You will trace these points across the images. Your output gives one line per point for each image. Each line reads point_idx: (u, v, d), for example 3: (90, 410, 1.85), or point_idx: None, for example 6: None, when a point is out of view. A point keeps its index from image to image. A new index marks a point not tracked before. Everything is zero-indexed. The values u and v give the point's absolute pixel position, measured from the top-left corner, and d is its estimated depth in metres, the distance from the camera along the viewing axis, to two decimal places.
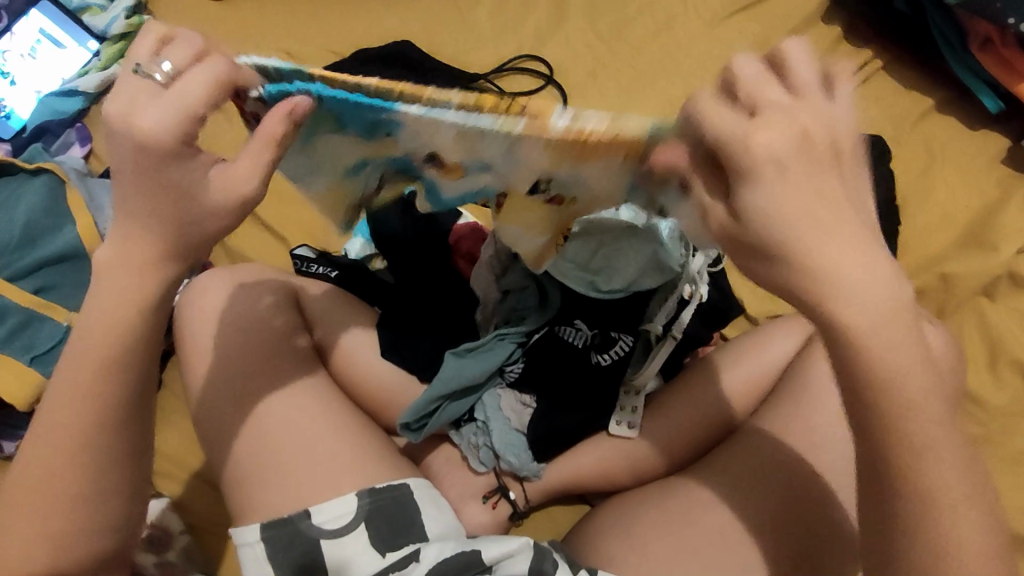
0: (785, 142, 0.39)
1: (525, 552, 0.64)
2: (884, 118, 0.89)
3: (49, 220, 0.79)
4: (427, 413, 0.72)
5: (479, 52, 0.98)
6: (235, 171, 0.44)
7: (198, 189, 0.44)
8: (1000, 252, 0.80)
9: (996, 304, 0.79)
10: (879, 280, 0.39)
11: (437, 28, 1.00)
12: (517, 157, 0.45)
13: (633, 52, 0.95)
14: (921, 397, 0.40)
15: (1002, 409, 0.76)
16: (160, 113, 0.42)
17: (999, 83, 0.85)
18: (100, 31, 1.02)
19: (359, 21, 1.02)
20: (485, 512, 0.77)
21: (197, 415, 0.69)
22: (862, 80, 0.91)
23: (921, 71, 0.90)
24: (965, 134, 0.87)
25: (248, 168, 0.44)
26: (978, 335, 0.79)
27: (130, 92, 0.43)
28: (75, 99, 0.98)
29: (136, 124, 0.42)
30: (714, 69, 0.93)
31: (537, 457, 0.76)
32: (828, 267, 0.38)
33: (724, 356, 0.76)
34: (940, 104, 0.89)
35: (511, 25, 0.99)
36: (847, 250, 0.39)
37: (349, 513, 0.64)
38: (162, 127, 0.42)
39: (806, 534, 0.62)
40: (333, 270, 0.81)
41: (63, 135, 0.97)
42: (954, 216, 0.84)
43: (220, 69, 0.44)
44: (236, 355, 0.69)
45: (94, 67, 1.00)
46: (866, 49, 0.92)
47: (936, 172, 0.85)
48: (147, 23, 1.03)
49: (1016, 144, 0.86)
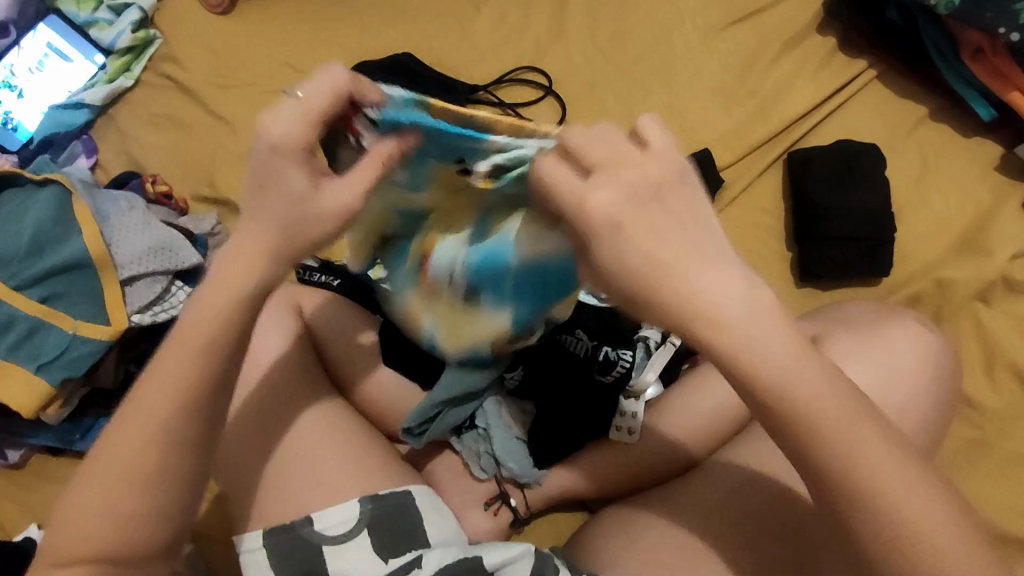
0: (613, 206, 0.43)
1: (527, 559, 0.65)
2: (878, 127, 0.90)
3: (56, 229, 0.80)
4: (428, 419, 0.73)
5: (480, 64, 1.00)
6: (346, 187, 0.48)
7: (312, 204, 0.48)
8: (994, 258, 0.81)
9: (991, 309, 0.81)
10: (742, 336, 0.42)
11: (438, 40, 1.02)
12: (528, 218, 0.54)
13: (631, 64, 0.97)
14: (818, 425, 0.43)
15: (999, 412, 0.77)
16: (289, 131, 0.47)
17: (991, 92, 0.85)
18: (105, 44, 1.03)
19: (361, 33, 1.03)
20: (486, 519, 0.78)
21: None
22: (855, 91, 0.92)
23: (916, 79, 0.91)
24: (960, 142, 0.88)
25: (358, 186, 0.49)
26: (974, 340, 0.80)
27: (272, 114, 0.47)
28: (81, 112, 1.00)
29: (271, 142, 0.47)
30: (711, 80, 0.94)
31: (537, 465, 0.77)
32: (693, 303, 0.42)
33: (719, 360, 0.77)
34: (934, 113, 0.90)
35: (511, 37, 1.00)
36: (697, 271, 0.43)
37: (352, 519, 0.65)
38: (291, 145, 0.47)
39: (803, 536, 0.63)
40: (336, 279, 0.80)
41: (69, 146, 1.00)
42: (951, 222, 0.85)
43: (342, 83, 0.48)
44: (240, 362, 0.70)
45: (100, 81, 1.02)
46: (861, 59, 0.93)
47: (932, 180, 0.87)
48: (152, 37, 1.04)
49: (1010, 152, 0.87)
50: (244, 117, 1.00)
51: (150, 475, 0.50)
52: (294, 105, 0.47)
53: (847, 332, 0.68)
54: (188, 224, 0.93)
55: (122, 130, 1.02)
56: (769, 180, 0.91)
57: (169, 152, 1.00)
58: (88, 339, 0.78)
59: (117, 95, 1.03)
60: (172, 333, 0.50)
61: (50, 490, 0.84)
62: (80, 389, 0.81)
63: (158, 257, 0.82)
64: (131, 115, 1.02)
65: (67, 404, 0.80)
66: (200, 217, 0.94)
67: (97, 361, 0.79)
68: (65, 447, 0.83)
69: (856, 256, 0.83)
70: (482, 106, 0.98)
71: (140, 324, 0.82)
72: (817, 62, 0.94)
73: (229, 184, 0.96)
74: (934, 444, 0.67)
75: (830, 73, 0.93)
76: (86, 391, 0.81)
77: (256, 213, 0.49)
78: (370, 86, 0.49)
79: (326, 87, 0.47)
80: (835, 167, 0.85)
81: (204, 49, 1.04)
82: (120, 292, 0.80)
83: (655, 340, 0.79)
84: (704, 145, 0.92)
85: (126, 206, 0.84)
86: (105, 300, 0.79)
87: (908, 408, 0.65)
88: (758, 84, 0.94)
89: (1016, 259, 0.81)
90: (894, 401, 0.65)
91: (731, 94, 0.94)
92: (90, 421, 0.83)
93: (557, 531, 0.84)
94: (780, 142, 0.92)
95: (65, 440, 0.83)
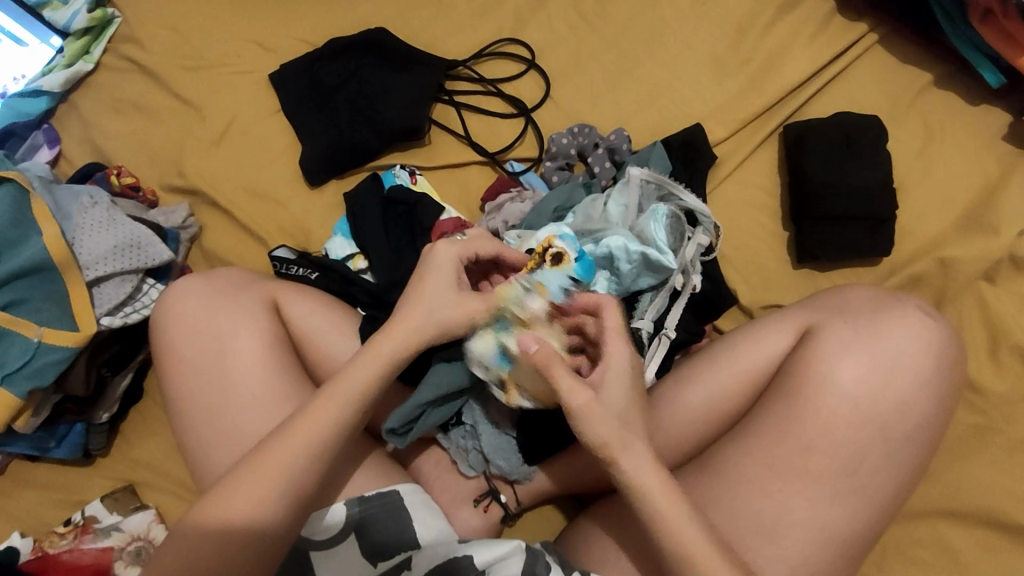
0: (621, 356, 0.61)
1: (519, 556, 0.66)
2: (881, 96, 0.85)
3: (15, 231, 0.76)
4: (411, 418, 0.71)
5: (458, 38, 0.95)
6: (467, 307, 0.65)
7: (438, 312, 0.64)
8: (999, 236, 0.77)
9: (996, 289, 0.77)
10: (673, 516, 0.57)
11: (413, 12, 0.96)
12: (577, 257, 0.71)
13: (617, 35, 0.92)
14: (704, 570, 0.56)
15: (1003, 397, 0.74)
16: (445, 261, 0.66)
17: (1000, 57, 0.81)
18: (61, 26, 0.97)
19: (332, 7, 0.98)
20: (477, 516, 0.77)
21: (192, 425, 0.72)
22: (855, 56, 0.87)
23: (920, 45, 0.86)
24: (966, 111, 0.84)
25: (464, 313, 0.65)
26: (979, 323, 0.77)
27: (468, 242, 0.68)
28: (40, 100, 0.95)
29: (430, 266, 0.66)
30: (702, 51, 0.90)
31: (526, 461, 0.75)
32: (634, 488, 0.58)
33: (720, 346, 0.71)
34: (939, 79, 0.85)
35: (490, 8, 0.95)
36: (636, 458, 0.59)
37: (340, 522, 0.69)
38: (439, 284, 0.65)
39: (807, 542, 0.61)
40: (313, 271, 0.84)
41: (30, 138, 0.95)
42: (955, 197, 0.80)
43: (469, 250, 0.67)
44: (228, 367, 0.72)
45: (58, 65, 0.96)
46: (861, 22, 0.88)
47: (936, 152, 0.82)
48: (111, 16, 0.99)
49: (1019, 120, 0.83)
50: (210, 100, 0.95)
51: (226, 494, 0.60)
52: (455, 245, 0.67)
53: (846, 324, 0.65)
54: (158, 218, 0.88)
55: (84, 117, 0.97)
56: (766, 154, 0.86)
57: (135, 141, 0.95)
58: (55, 346, 0.74)
59: (76, 80, 0.98)
60: (278, 447, 0.61)
61: (29, 497, 0.82)
62: (51, 397, 0.77)
63: (127, 255, 0.79)
64: (93, 101, 0.97)
65: (37, 413, 0.77)
66: (170, 208, 0.90)
67: (66, 368, 0.76)
68: (42, 454, 0.81)
69: (855, 237, 0.79)
70: (461, 82, 0.94)
71: (111, 326, 0.78)
72: (814, 27, 0.89)
73: (198, 172, 0.92)
74: (937, 439, 0.65)
75: (828, 39, 0.88)
76: (58, 399, 0.78)
77: (417, 299, 0.65)
78: (489, 244, 0.69)
79: (458, 249, 0.67)
80: (831, 141, 0.81)
81: (167, 29, 0.98)
82: (87, 295, 0.76)
83: (647, 329, 0.74)
84: (695, 119, 0.87)
85: (89, 202, 0.81)
86: (73, 304, 0.76)
87: (907, 407, 0.62)
88: (752, 53, 0.89)
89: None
90: (891, 398, 0.62)
91: (723, 65, 0.89)
92: (65, 428, 0.80)
93: (549, 527, 0.82)
94: (776, 113, 0.87)
95: (40, 447, 0.81)
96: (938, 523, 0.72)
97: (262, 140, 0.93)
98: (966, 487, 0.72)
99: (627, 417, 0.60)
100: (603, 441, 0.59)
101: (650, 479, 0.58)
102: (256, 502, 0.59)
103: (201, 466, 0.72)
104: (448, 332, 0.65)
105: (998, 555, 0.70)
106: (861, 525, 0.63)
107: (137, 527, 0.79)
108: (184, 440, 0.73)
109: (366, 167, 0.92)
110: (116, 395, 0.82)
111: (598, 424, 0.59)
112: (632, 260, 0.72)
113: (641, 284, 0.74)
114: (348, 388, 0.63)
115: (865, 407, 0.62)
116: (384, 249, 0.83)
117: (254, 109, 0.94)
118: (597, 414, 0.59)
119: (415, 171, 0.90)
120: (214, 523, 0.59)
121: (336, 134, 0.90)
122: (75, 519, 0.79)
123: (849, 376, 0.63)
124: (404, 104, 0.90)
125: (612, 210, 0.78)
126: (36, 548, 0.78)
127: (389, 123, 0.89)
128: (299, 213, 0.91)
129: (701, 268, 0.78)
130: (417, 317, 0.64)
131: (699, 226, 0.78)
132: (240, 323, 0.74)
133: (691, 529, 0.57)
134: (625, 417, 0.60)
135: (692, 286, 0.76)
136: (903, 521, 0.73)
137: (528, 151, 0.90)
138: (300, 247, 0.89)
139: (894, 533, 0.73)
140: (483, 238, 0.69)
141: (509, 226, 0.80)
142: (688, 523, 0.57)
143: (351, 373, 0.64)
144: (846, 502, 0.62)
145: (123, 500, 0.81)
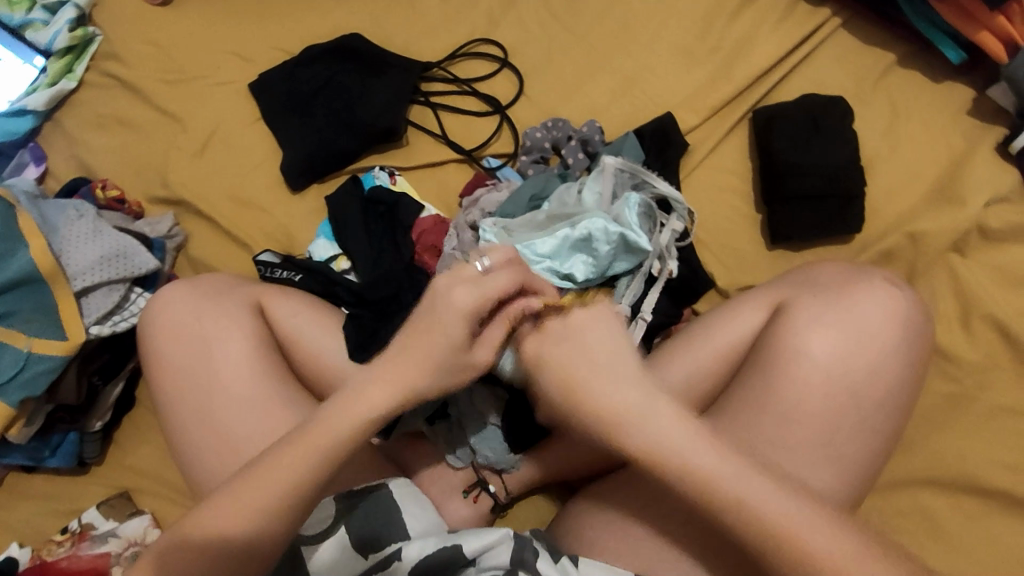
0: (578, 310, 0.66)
1: (508, 543, 0.67)
2: (847, 76, 0.87)
3: (3, 244, 0.77)
4: (395, 415, 0.76)
5: (431, 40, 0.97)
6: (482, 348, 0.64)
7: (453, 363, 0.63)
8: (967, 207, 0.79)
9: (966, 260, 0.79)
10: (715, 462, 0.58)
11: (387, 17, 0.98)
12: (536, 242, 0.75)
13: (587, 29, 0.94)
14: (767, 516, 0.56)
15: (976, 364, 0.76)
16: (465, 300, 0.62)
17: (960, 34, 0.82)
18: (43, 46, 0.99)
19: (307, 17, 1.00)
20: (467, 506, 0.78)
21: (182, 426, 0.74)
22: (820, 40, 0.89)
23: (882, 25, 0.88)
24: (931, 87, 0.85)
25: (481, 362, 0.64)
26: (951, 293, 0.78)
27: (483, 282, 0.62)
28: (25, 119, 0.97)
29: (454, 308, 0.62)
30: (670, 41, 0.91)
31: (512, 451, 0.77)
32: (670, 444, 0.59)
33: (695, 327, 0.73)
34: (902, 57, 0.87)
35: (462, 11, 0.97)
36: (653, 406, 0.60)
37: (329, 517, 0.71)
38: (462, 327, 0.62)
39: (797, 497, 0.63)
40: (297, 273, 0.86)
41: (17, 156, 0.98)
42: (923, 172, 0.82)
43: (494, 286, 0.62)
44: (216, 368, 0.73)
45: (41, 85, 0.98)
46: (825, 6, 0.90)
47: (902, 129, 0.84)
48: (92, 34, 1.01)
49: (982, 94, 0.84)
50: (192, 111, 0.97)
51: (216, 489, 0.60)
52: (479, 284, 0.62)
53: (816, 297, 0.67)
54: (144, 228, 0.90)
55: (69, 134, 0.99)
56: (736, 139, 0.88)
57: (119, 155, 0.97)
58: (46, 356, 0.76)
59: (59, 98, 1.00)
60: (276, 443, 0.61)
61: (27, 507, 0.83)
62: (44, 407, 0.78)
63: (112, 265, 0.80)
64: (77, 118, 0.99)
65: (30, 423, 0.78)
66: (155, 219, 0.91)
67: (58, 377, 0.77)
68: (38, 464, 0.82)
69: (826, 215, 0.80)
70: (436, 83, 0.96)
71: (100, 336, 0.80)
72: (778, 14, 0.91)
73: (182, 182, 0.93)
74: (910, 406, 0.66)
75: (793, 23, 0.90)
76: (51, 407, 0.79)
77: (420, 353, 0.63)
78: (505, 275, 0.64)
79: (478, 290, 0.62)
80: (800, 123, 0.83)
81: (147, 44, 1.01)
82: (75, 304, 0.78)
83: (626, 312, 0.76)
84: (666, 108, 0.89)
85: (75, 215, 0.82)
86: (61, 314, 0.77)
87: (877, 373, 0.64)
88: (719, 41, 0.91)
89: (990, 206, 0.79)
90: (863, 365, 0.63)
91: (691, 54, 0.91)
92: (59, 438, 0.81)
93: (540, 514, 0.83)
94: (745, 98, 0.89)
95: (36, 458, 0.82)
96: (919, 491, 0.74)
97: (244, 148, 0.95)
98: (945, 454, 0.73)
99: (623, 363, 0.62)
100: (610, 390, 0.61)
101: (679, 430, 0.59)
102: (239, 497, 0.60)
103: (192, 467, 0.73)
104: (449, 386, 0.64)
105: (978, 521, 0.71)
106: (838, 492, 0.64)
107: (133, 532, 0.80)
108: (175, 443, 0.74)
109: (346, 170, 0.94)
110: (109, 403, 0.83)
111: (607, 374, 0.62)
112: (610, 241, 0.74)
113: (617, 267, 0.76)
114: (337, 412, 0.62)
115: (841, 375, 0.63)
116: (367, 250, 0.85)
117: (235, 118, 0.96)
118: (588, 356, 0.63)
119: (394, 172, 0.91)
120: (204, 519, 0.59)
121: (316, 138, 0.92)
122: (72, 527, 0.81)
123: (821, 348, 0.64)
124: (380, 106, 0.91)
125: (589, 195, 0.79)
126: (35, 556, 0.79)
127: (367, 126, 0.91)
128: (282, 217, 0.92)
129: (676, 253, 0.80)
130: (427, 371, 0.62)
131: (673, 213, 0.80)
132: (226, 324, 0.75)
133: (744, 476, 0.57)
134: (622, 361, 0.62)
135: (669, 272, 0.78)
136: (883, 492, 0.74)
137: (504, 147, 0.92)
138: (284, 251, 0.91)
139: (875, 503, 0.74)
140: (510, 273, 0.64)
141: (486, 214, 0.82)
142: (736, 468, 0.57)
143: (359, 395, 0.62)
144: (823, 470, 0.63)
145: (119, 506, 0.82)
